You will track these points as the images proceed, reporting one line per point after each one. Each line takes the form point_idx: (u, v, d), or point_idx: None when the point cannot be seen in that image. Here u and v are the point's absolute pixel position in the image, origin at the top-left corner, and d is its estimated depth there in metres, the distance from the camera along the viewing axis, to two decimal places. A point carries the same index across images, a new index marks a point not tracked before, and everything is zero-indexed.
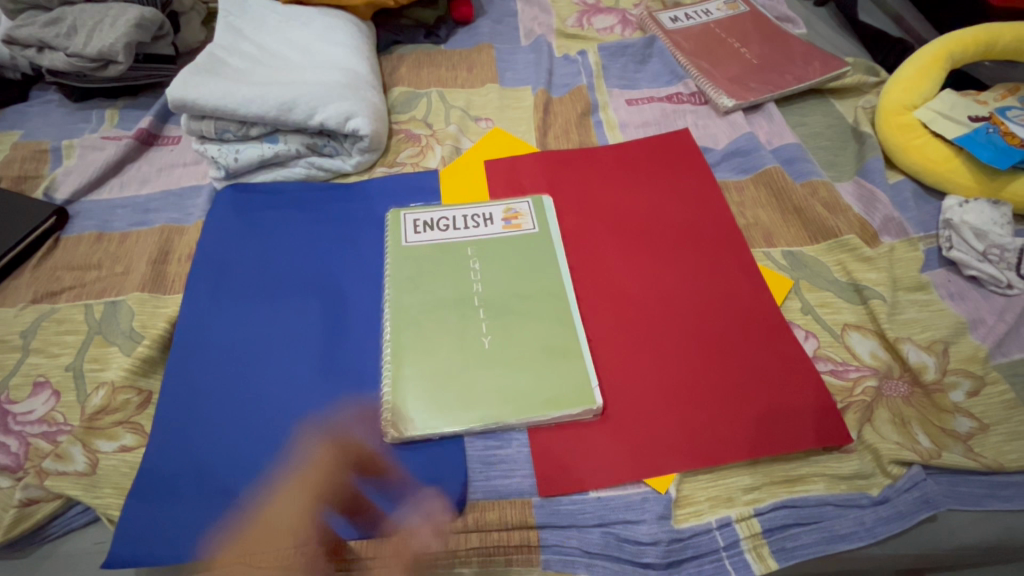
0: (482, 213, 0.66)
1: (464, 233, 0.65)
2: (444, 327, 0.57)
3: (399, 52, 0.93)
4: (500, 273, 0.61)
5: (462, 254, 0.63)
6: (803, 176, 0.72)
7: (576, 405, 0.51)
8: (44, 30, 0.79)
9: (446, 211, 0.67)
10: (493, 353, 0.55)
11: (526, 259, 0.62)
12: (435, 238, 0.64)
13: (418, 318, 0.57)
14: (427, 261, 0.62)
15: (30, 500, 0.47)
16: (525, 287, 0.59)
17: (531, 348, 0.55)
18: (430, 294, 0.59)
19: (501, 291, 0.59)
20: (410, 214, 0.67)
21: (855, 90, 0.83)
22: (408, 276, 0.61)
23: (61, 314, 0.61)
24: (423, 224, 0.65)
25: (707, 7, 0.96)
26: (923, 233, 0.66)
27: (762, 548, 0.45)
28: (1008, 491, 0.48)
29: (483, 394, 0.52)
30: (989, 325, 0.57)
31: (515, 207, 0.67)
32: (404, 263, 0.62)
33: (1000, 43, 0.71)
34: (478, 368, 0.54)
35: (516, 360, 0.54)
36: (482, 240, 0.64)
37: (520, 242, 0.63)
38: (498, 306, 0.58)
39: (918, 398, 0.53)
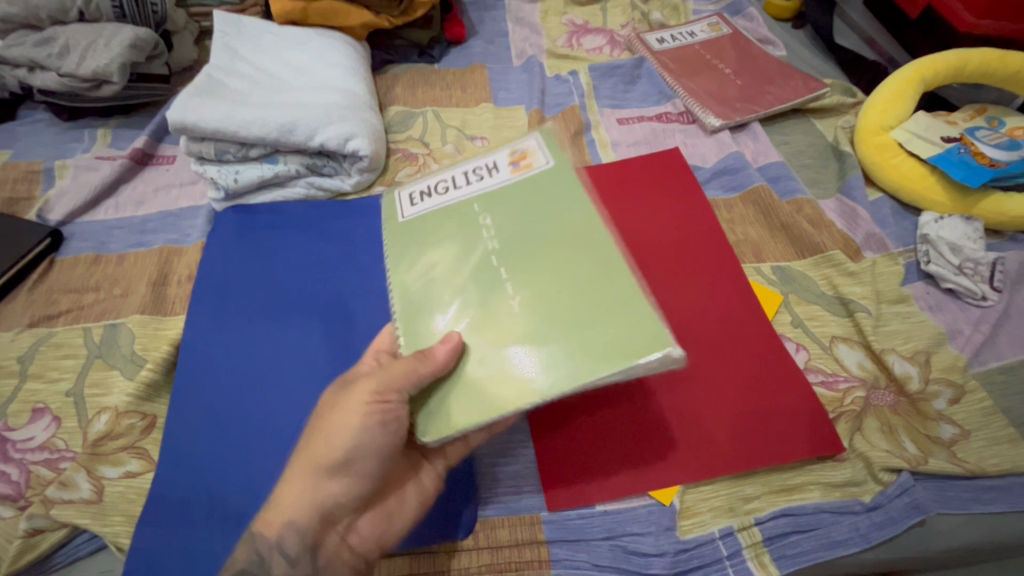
0: (484, 163, 0.50)
1: (467, 188, 0.49)
2: (463, 299, 0.43)
3: (394, 71, 0.94)
4: (519, 220, 0.45)
5: (469, 210, 0.47)
6: (788, 193, 0.75)
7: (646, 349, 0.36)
8: (34, 50, 0.79)
9: (442, 172, 0.52)
10: (525, 321, 0.40)
11: (546, 193, 0.46)
12: (434, 204, 0.49)
13: (431, 300, 0.45)
14: (432, 229, 0.48)
15: (36, 530, 0.47)
16: (551, 241, 0.43)
17: (578, 302, 0.40)
18: (441, 280, 0.45)
19: (524, 241, 0.44)
20: (405, 189, 0.52)
21: (833, 111, 0.87)
22: (413, 250, 0.47)
23: (58, 338, 0.61)
24: (420, 194, 0.51)
25: (692, 29, 0.99)
26: (903, 248, 0.69)
27: (764, 556, 0.47)
28: (989, 494, 0.50)
29: (522, 372, 0.39)
30: (965, 336, 0.60)
31: (520, 146, 0.49)
32: (403, 242, 0.48)
33: (967, 69, 0.75)
34: (512, 338, 0.40)
35: (561, 318, 0.40)
36: (492, 194, 0.47)
37: (540, 176, 0.47)
38: (523, 260, 0.43)
39: (903, 406, 0.56)
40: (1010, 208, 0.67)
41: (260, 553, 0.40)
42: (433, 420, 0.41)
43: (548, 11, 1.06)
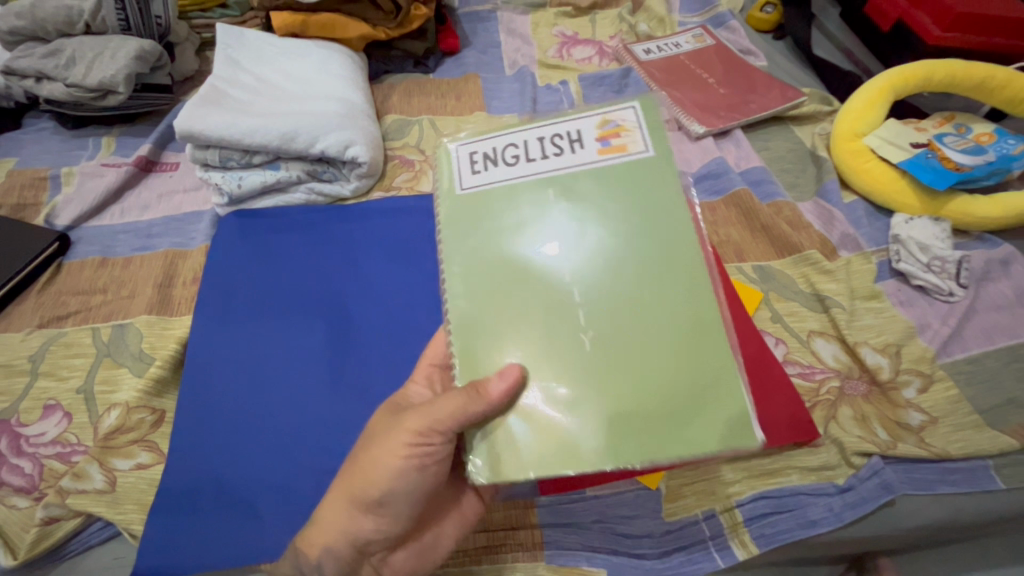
0: (566, 130, 0.42)
1: (541, 164, 0.42)
2: (528, 318, 0.38)
3: (390, 81, 0.98)
4: (603, 230, 0.39)
5: (543, 196, 0.41)
6: (768, 197, 0.79)
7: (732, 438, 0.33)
8: (42, 62, 0.82)
9: (511, 132, 0.43)
10: (600, 361, 0.36)
11: (641, 198, 0.40)
12: (501, 177, 0.42)
13: (492, 310, 0.38)
14: (496, 207, 0.41)
15: (51, 518, 0.49)
16: (638, 259, 0.38)
17: (665, 355, 0.35)
18: (507, 282, 0.39)
19: (609, 258, 0.38)
20: (464, 145, 0.45)
21: (812, 118, 0.91)
22: (472, 232, 0.41)
23: (68, 338, 0.63)
24: (480, 158, 0.43)
25: (678, 40, 1.03)
26: (876, 247, 0.73)
27: (744, 535, 0.50)
28: (955, 476, 0.54)
29: (589, 428, 0.34)
30: (934, 329, 0.64)
31: (618, 118, 0.42)
32: (459, 221, 0.41)
33: (935, 78, 0.80)
34: (583, 382, 0.36)
35: (641, 372, 0.35)
36: (569, 178, 0.41)
37: (630, 172, 0.40)
38: (605, 280, 0.38)
39: (875, 395, 0.59)
40: (975, 209, 0.72)
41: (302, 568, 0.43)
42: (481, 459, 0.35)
43: (539, 23, 1.09)
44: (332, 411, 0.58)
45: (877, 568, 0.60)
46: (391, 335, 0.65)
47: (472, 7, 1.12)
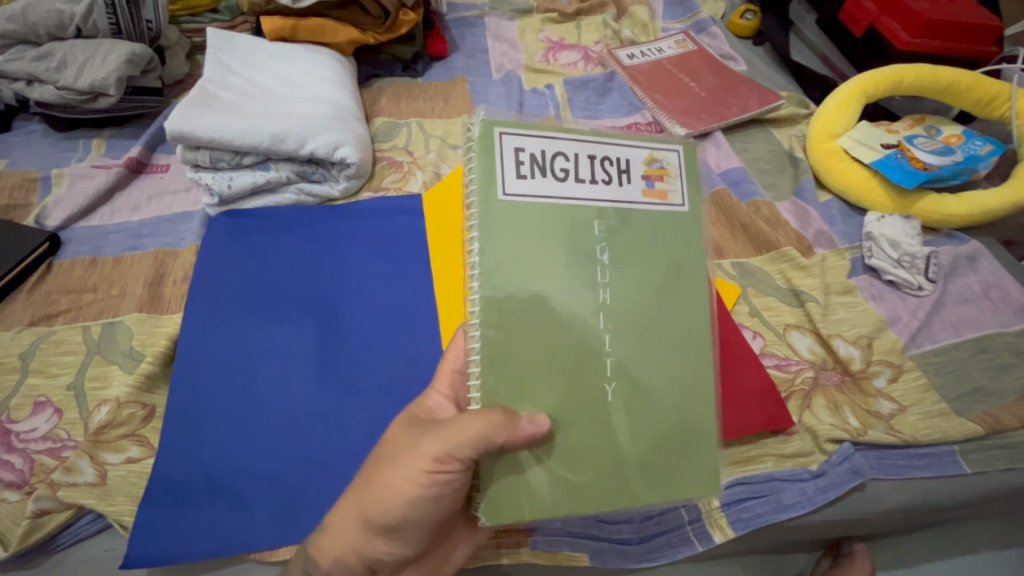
0: (620, 155, 0.41)
1: (590, 189, 0.40)
2: (559, 363, 0.39)
3: (379, 84, 0.99)
4: (638, 280, 0.41)
5: (588, 230, 0.40)
6: (747, 196, 0.81)
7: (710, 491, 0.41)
8: (33, 65, 0.83)
9: (564, 137, 0.40)
10: (620, 413, 0.40)
11: (677, 250, 0.42)
12: (546, 191, 0.40)
13: (526, 349, 0.38)
14: (539, 230, 0.39)
15: (42, 511, 0.50)
16: (664, 318, 0.41)
17: (674, 417, 0.41)
18: (542, 319, 0.39)
19: (641, 312, 0.41)
20: (511, 135, 0.39)
21: (790, 120, 0.94)
22: (508, 251, 0.39)
23: (58, 336, 0.64)
24: (527, 161, 0.39)
25: (661, 45, 1.06)
26: (849, 244, 0.75)
27: (721, 520, 0.53)
28: (922, 461, 0.56)
29: (600, 477, 0.39)
30: (905, 322, 0.66)
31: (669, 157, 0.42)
32: (497, 236, 0.38)
33: (905, 82, 0.83)
34: (602, 434, 0.39)
35: (651, 429, 0.40)
36: (612, 212, 0.41)
37: (673, 223, 0.42)
38: (634, 335, 0.40)
39: (848, 385, 0.61)
40: (943, 207, 0.74)
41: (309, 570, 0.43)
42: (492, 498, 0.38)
43: (525, 29, 1.12)
44: (320, 406, 0.60)
45: (851, 552, 0.62)
46: (379, 332, 0.66)
47: (459, 13, 1.14)
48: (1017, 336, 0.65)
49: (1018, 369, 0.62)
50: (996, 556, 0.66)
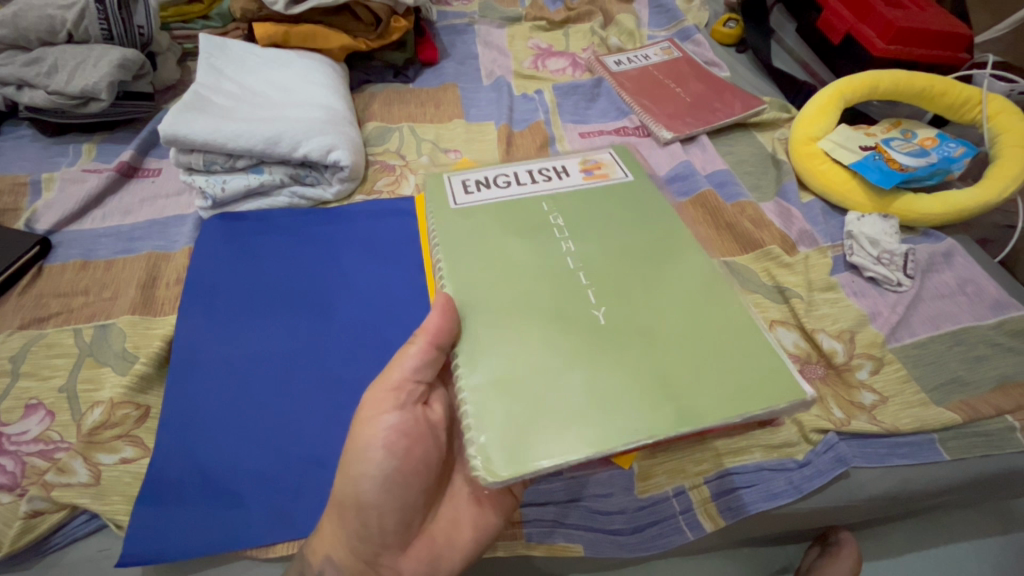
0: (550, 166, 0.59)
1: (531, 187, 0.56)
2: (545, 303, 0.46)
3: (371, 90, 1.01)
4: (595, 234, 0.52)
5: (537, 210, 0.54)
6: (732, 198, 0.83)
7: (742, 375, 0.42)
8: (24, 70, 0.83)
9: (500, 169, 0.59)
10: (618, 338, 0.44)
11: (618, 210, 0.55)
12: (494, 196, 0.56)
13: (510, 294, 0.47)
14: (498, 216, 0.54)
15: (36, 511, 0.50)
16: (626, 254, 0.51)
17: (677, 336, 0.45)
18: (519, 271, 0.49)
19: (605, 258, 0.50)
20: (457, 176, 0.58)
21: (772, 125, 0.97)
22: (481, 233, 0.52)
23: (49, 339, 0.63)
24: (474, 184, 0.57)
25: (647, 53, 1.09)
26: (831, 242, 0.78)
27: (711, 509, 0.54)
28: (903, 449, 0.58)
29: (620, 403, 0.41)
30: (885, 316, 0.68)
31: (595, 159, 0.60)
32: (464, 224, 0.53)
33: (881, 87, 0.86)
34: (609, 360, 0.43)
35: (658, 348, 0.44)
36: (556, 196, 0.56)
37: (607, 193, 0.56)
38: (606, 273, 0.49)
39: (832, 377, 0.63)
40: (919, 207, 0.77)
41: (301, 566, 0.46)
42: (512, 442, 0.39)
43: (514, 36, 1.14)
44: (316, 401, 0.60)
45: (838, 541, 0.63)
46: (372, 330, 0.67)
47: (449, 21, 1.16)
48: (993, 329, 0.67)
49: (994, 360, 0.64)
50: (978, 544, 0.68)
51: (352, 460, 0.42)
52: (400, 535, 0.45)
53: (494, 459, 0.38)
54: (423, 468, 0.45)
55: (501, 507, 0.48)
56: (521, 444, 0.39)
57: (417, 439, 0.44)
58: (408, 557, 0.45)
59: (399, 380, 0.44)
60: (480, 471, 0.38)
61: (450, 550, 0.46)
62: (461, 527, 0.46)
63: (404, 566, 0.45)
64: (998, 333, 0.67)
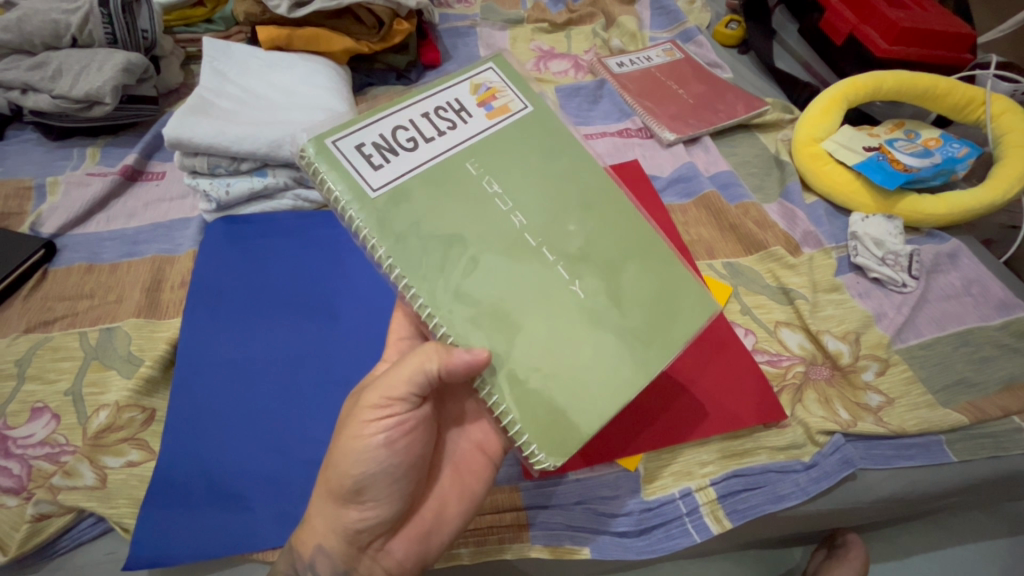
0: (446, 102, 0.47)
1: (446, 143, 0.46)
2: (519, 294, 0.42)
3: (374, 92, 1.01)
4: (540, 195, 0.45)
5: (465, 174, 0.45)
6: (736, 199, 0.83)
7: (693, 299, 0.44)
8: (28, 74, 0.83)
9: (391, 117, 0.45)
10: (595, 301, 0.42)
11: (545, 151, 0.47)
12: (409, 165, 0.44)
13: (476, 293, 0.42)
14: (426, 194, 0.44)
15: (42, 515, 0.50)
16: (566, 202, 0.45)
17: (641, 272, 0.44)
18: (468, 261, 0.43)
19: (550, 215, 0.45)
20: (340, 139, 0.44)
21: (774, 126, 0.97)
22: (417, 222, 0.43)
23: (55, 342, 0.63)
24: (373, 151, 0.44)
25: (649, 54, 1.09)
26: (835, 243, 0.77)
27: (718, 511, 0.54)
28: (911, 450, 0.58)
29: (623, 361, 0.41)
30: (890, 317, 0.68)
31: (484, 82, 0.48)
32: (397, 221, 0.43)
33: (885, 88, 0.86)
34: (597, 325, 0.42)
35: (631, 295, 0.43)
36: (479, 144, 0.46)
37: (526, 132, 0.47)
38: (555, 234, 0.44)
39: (837, 379, 0.63)
40: (924, 207, 0.77)
41: (296, 566, 0.45)
42: (546, 437, 0.40)
43: (516, 39, 1.14)
44: (319, 404, 0.60)
45: (845, 543, 0.63)
46: (373, 328, 0.68)
47: (451, 24, 1.17)
48: (999, 330, 0.67)
49: (999, 361, 0.64)
50: (985, 545, 0.67)
51: (350, 459, 0.42)
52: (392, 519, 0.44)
53: (538, 450, 0.40)
54: (419, 463, 0.45)
55: (483, 479, 0.48)
56: (546, 437, 0.40)
57: (415, 436, 0.44)
58: (399, 538, 0.45)
59: (401, 392, 0.42)
60: (533, 458, 0.40)
61: (439, 537, 0.46)
62: (449, 503, 0.47)
63: (396, 547, 0.45)
64: (1004, 334, 0.66)
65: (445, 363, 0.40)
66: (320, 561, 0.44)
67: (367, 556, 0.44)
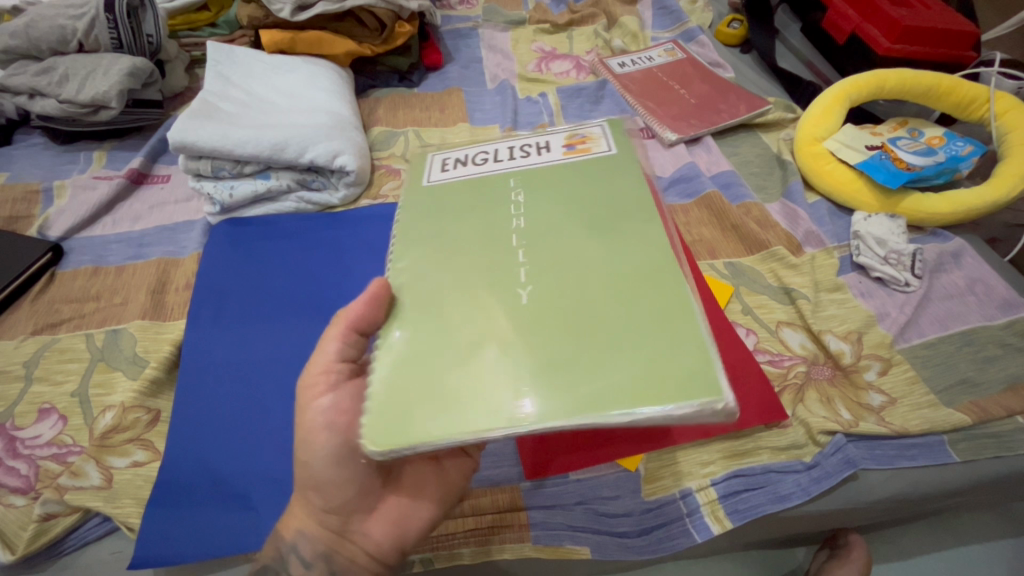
0: (535, 143, 0.55)
1: (504, 165, 0.53)
2: (470, 283, 0.43)
3: (376, 95, 1.01)
4: (550, 208, 0.48)
5: (502, 185, 0.51)
6: (737, 199, 0.83)
7: (659, 371, 0.36)
8: (36, 79, 0.84)
9: (484, 147, 0.57)
10: (540, 320, 0.40)
11: (590, 182, 0.50)
12: (465, 174, 0.53)
13: (442, 272, 0.44)
14: (456, 195, 0.51)
15: (50, 514, 0.51)
16: (581, 226, 0.46)
17: (616, 321, 0.39)
18: (453, 249, 0.46)
19: (551, 232, 0.46)
20: (440, 154, 0.57)
21: (777, 125, 0.96)
22: (434, 208, 0.50)
23: (62, 345, 0.64)
24: (453, 163, 0.55)
25: (651, 54, 1.09)
26: (837, 243, 0.77)
27: (719, 512, 0.54)
28: (913, 451, 0.58)
29: (517, 388, 0.36)
30: (893, 317, 0.68)
31: (582, 133, 0.55)
32: (423, 206, 0.50)
33: (887, 87, 0.85)
34: (519, 337, 0.39)
35: (585, 331, 0.39)
36: (528, 170, 0.52)
37: (591, 169, 0.51)
38: (546, 248, 0.45)
39: (839, 379, 0.63)
40: (927, 206, 0.77)
41: (299, 565, 0.45)
42: (387, 415, 0.36)
43: (518, 40, 1.14)
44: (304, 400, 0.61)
45: (848, 544, 0.63)
46: None
47: (453, 26, 1.17)
48: (1003, 329, 0.66)
49: (1004, 361, 0.63)
50: (991, 546, 0.67)
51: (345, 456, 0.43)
52: (365, 497, 0.45)
53: (369, 429, 0.36)
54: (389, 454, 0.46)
55: (465, 472, 0.49)
56: (394, 420, 0.36)
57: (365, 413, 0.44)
58: (378, 518, 0.45)
59: (325, 364, 0.45)
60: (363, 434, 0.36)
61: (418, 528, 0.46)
62: (427, 488, 0.47)
63: (373, 528, 0.45)
64: (1008, 333, 0.66)
65: (344, 321, 0.43)
66: (317, 556, 0.45)
67: (361, 550, 0.45)
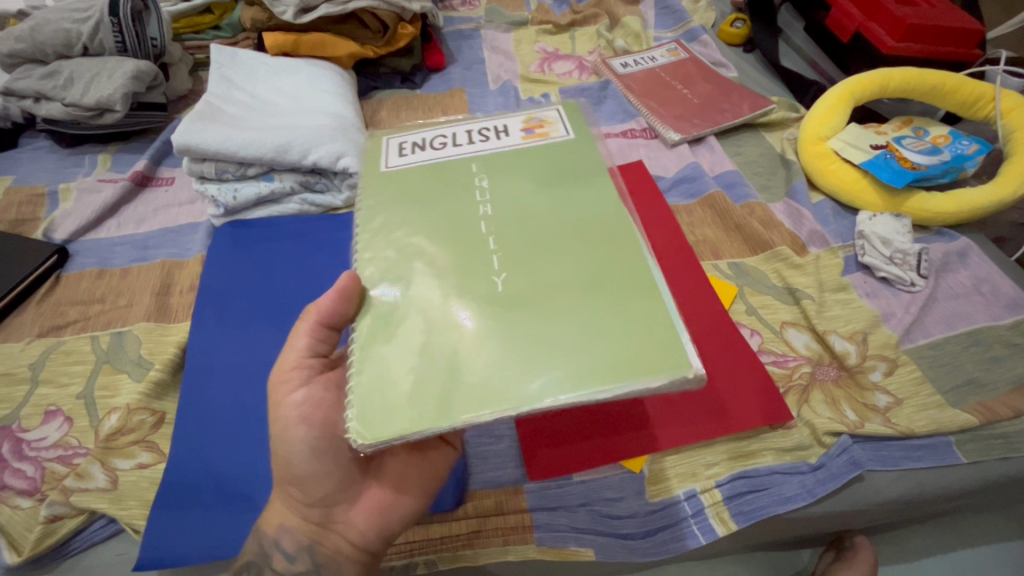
0: (493, 126, 0.54)
1: (471, 149, 0.52)
2: (438, 272, 0.43)
3: (379, 96, 1.02)
4: (524, 193, 0.48)
5: (464, 171, 0.50)
6: (741, 199, 0.82)
7: (635, 347, 0.38)
8: (41, 83, 0.85)
9: (440, 129, 0.55)
10: (512, 308, 0.41)
11: (556, 167, 0.50)
12: (426, 158, 0.52)
13: (409, 263, 0.44)
14: (419, 182, 0.50)
15: (55, 516, 0.51)
16: (557, 212, 0.46)
17: (591, 302, 0.40)
18: (422, 237, 0.46)
19: (522, 220, 0.46)
20: (395, 137, 0.55)
21: (780, 125, 0.96)
22: (399, 194, 0.49)
23: (67, 347, 0.64)
24: (410, 146, 0.53)
25: (654, 54, 1.08)
26: (841, 242, 0.77)
27: (723, 513, 0.54)
28: (919, 452, 0.57)
29: (499, 378, 0.37)
30: (898, 317, 0.68)
31: (539, 116, 0.55)
32: (387, 194, 0.49)
33: (892, 85, 0.85)
34: (493, 326, 0.40)
35: (561, 315, 0.40)
36: (495, 152, 0.52)
37: (549, 150, 0.51)
38: (517, 236, 0.45)
39: (844, 379, 0.63)
40: (932, 206, 0.76)
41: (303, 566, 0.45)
42: (368, 409, 0.37)
43: (521, 41, 1.14)
44: None
45: (853, 546, 0.63)
46: None
47: (455, 27, 1.17)
48: (1010, 329, 0.66)
49: (1010, 360, 0.63)
50: (998, 547, 0.67)
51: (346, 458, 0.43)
52: (349, 487, 0.46)
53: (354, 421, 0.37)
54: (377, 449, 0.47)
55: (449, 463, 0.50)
56: (377, 411, 0.37)
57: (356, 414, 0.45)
58: (360, 509, 0.46)
59: (296, 360, 0.46)
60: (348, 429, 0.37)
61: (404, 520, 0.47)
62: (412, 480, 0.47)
63: (356, 518, 0.46)
64: (1015, 332, 0.65)
65: (317, 312, 0.44)
66: (323, 556, 0.45)
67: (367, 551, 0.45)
